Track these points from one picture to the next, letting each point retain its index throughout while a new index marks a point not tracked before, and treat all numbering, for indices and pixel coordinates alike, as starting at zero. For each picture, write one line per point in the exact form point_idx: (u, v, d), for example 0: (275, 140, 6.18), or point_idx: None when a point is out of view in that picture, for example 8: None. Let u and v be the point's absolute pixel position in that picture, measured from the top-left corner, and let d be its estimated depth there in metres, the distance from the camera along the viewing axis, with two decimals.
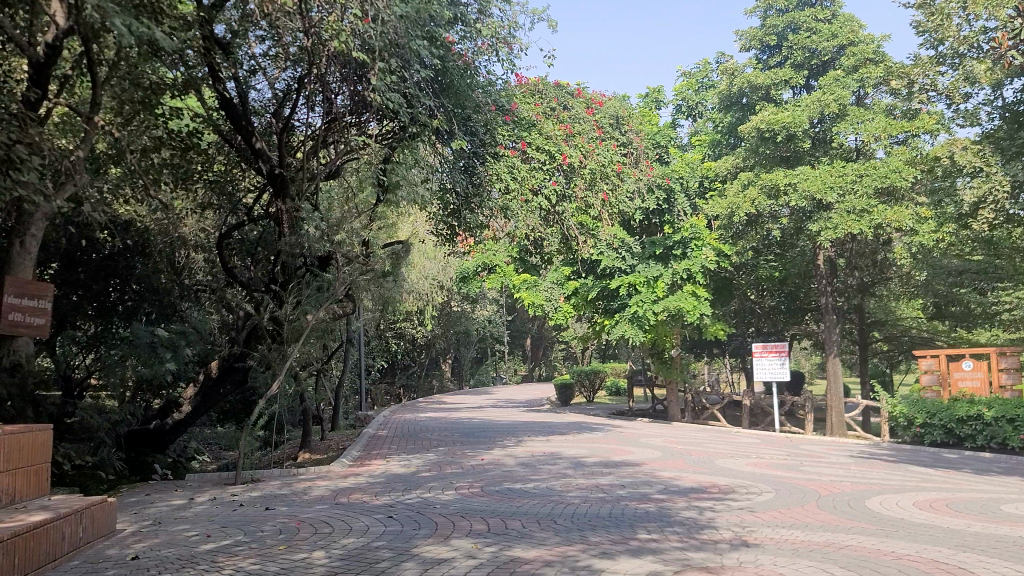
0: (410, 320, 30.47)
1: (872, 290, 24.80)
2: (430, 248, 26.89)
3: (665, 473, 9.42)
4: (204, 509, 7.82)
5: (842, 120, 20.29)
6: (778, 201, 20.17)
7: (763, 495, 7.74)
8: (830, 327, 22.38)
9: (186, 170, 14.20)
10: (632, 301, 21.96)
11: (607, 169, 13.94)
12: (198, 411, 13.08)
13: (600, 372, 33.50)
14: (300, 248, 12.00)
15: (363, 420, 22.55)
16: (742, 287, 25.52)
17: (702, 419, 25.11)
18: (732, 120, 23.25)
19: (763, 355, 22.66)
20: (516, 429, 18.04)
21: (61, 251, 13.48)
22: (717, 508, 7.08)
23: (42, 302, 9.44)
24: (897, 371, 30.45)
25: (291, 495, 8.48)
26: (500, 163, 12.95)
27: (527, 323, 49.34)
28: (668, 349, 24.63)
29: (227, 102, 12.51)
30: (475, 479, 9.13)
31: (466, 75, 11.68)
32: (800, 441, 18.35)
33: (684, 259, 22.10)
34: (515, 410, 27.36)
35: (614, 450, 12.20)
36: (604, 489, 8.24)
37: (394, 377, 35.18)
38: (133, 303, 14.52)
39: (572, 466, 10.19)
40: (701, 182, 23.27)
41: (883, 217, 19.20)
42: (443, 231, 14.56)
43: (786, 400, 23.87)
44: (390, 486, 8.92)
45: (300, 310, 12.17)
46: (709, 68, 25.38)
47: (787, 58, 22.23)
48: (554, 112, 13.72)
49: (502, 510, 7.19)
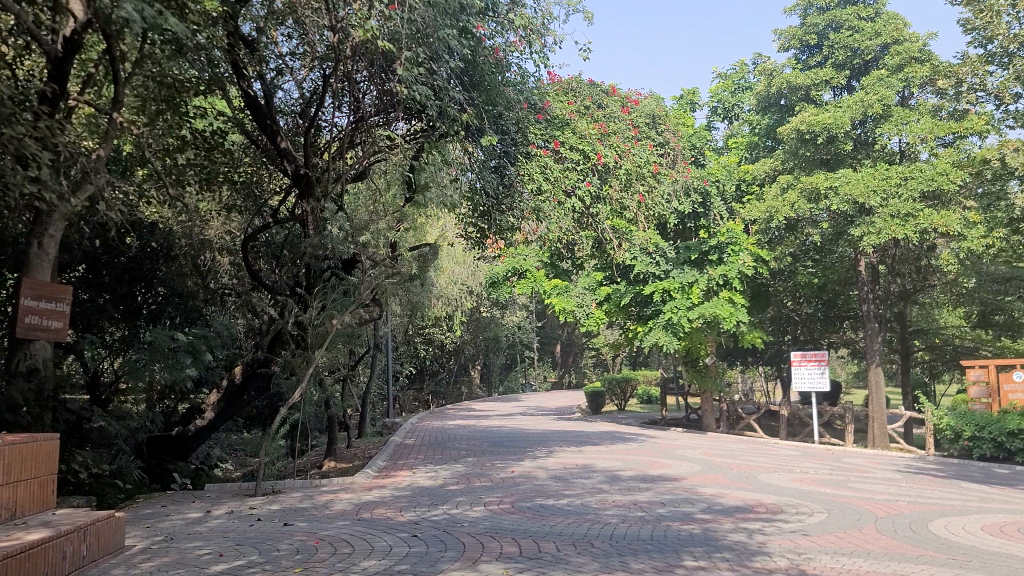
0: (439, 325, 30.09)
1: (915, 297, 24.00)
2: (461, 252, 26.54)
3: (706, 490, 8.87)
4: (219, 524, 7.41)
5: (886, 122, 19.59)
6: (819, 206, 19.53)
7: (816, 517, 7.17)
8: (872, 336, 21.63)
9: (211, 170, 13.88)
10: (666, 308, 21.43)
11: (643, 169, 13.36)
12: (220, 418, 12.74)
13: (632, 380, 32.89)
14: (326, 251, 11.60)
15: (392, 427, 22.19)
16: (779, 293, 24.85)
17: (738, 429, 24.45)
18: (770, 122, 22.65)
19: (802, 364, 21.96)
20: (547, 438, 17.56)
21: (85, 253, 13.14)
22: (768, 531, 6.55)
23: (60, 305, 9.15)
24: (940, 381, 29.52)
25: (311, 509, 8.05)
26: (532, 164, 12.48)
27: (558, 329, 48.82)
28: (703, 357, 24.01)
29: (252, 100, 12.16)
30: (505, 494, 8.65)
31: (497, 71, 11.29)
32: (843, 454, 17.66)
33: (721, 265, 21.53)
34: (546, 418, 26.85)
35: (650, 463, 11.67)
36: (643, 508, 7.71)
37: (423, 383, 34.80)
38: (158, 307, 14.24)
39: (608, 480, 9.68)
40: (738, 186, 22.66)
41: (929, 222, 18.48)
42: (473, 234, 14.13)
43: (825, 411, 23.14)
44: (415, 500, 8.47)
45: (325, 315, 11.62)
46: (745, 69, 24.79)
47: (828, 58, 21.60)
48: (589, 110, 13.19)
49: (534, 530, 6.70)
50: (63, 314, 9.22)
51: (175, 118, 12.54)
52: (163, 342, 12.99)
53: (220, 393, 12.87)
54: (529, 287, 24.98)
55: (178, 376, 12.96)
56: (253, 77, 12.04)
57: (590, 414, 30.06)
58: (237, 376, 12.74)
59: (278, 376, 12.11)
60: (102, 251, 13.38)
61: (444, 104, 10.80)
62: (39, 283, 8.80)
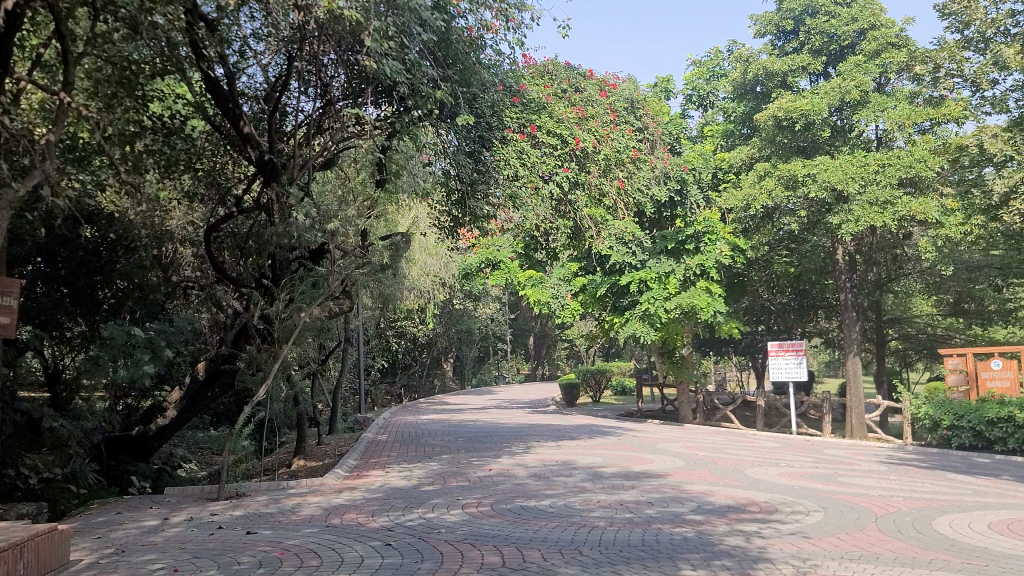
0: (411, 318, 29.55)
1: (890, 285, 23.88)
2: (433, 243, 26.00)
3: (694, 487, 8.47)
4: (177, 533, 6.89)
5: (863, 108, 19.34)
6: (796, 193, 19.22)
7: (814, 517, 6.79)
8: (850, 326, 21.41)
9: (172, 157, 13.26)
10: (643, 299, 21.11)
11: (622, 155, 13.02)
12: (184, 417, 12.17)
13: (607, 371, 32.59)
14: (294, 241, 11.00)
15: (363, 422, 21.65)
16: (755, 283, 24.59)
17: (714, 420, 24.20)
18: (745, 109, 22.33)
19: (779, 354, 21.70)
20: (523, 433, 17.15)
21: (39, 245, 12.64)
22: (766, 533, 6.15)
23: (7, 299, 8.37)
24: (913, 370, 29.52)
25: (278, 515, 7.55)
26: (508, 149, 11.96)
27: (531, 321, 48.40)
28: (679, 349, 23.72)
29: (213, 82, 11.49)
30: (484, 495, 8.20)
31: (473, 50, 10.79)
32: (824, 446, 17.43)
33: (698, 254, 21.04)
34: (520, 411, 26.41)
35: (631, 458, 11.29)
36: (630, 508, 7.28)
37: (395, 377, 34.22)
38: (118, 300, 13.72)
39: (590, 478, 9.26)
40: (714, 174, 22.31)
41: (907, 209, 18.29)
42: (446, 223, 13.60)
43: (802, 401, 22.93)
44: (388, 502, 7.98)
45: (292, 308, 11.01)
46: (720, 56, 24.44)
47: (804, 44, 21.32)
48: (566, 94, 12.75)
49: (517, 535, 6.26)
50: (11, 308, 8.41)
51: (132, 102, 11.91)
52: (120, 340, 12.28)
53: (183, 391, 12.31)
54: (504, 278, 24.58)
55: (136, 374, 12.31)
56: (214, 59, 11.33)
57: (564, 407, 29.69)
58: (200, 372, 12.22)
59: (244, 373, 11.54)
60: (59, 242, 12.89)
61: (414, 81, 10.25)
62: None
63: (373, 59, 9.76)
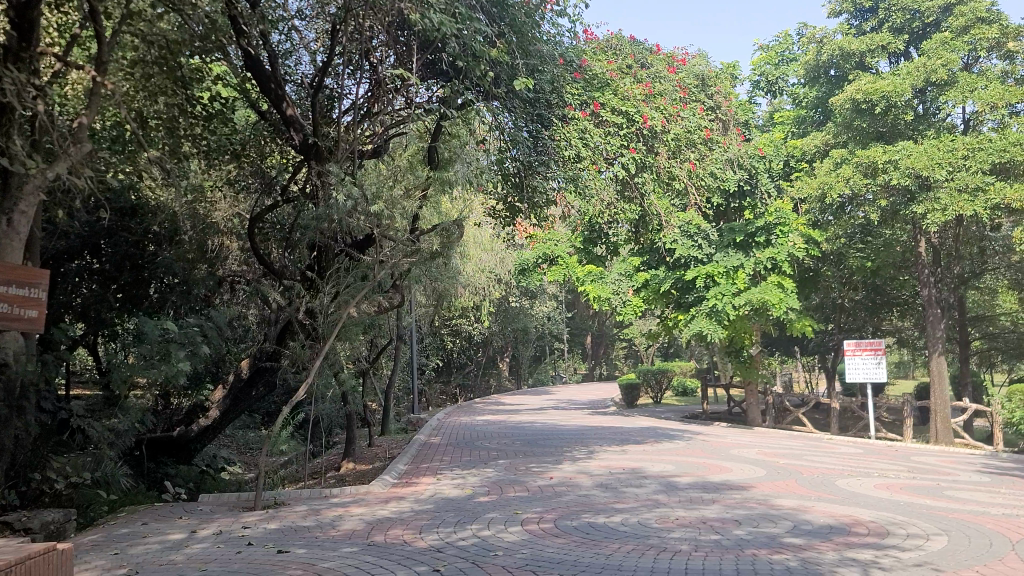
0: (466, 316, 28.77)
1: (975, 280, 22.32)
2: (489, 239, 25.19)
3: (785, 503, 7.44)
4: (202, 551, 6.11)
5: (950, 89, 17.89)
6: (876, 181, 17.88)
7: (939, 544, 5.73)
8: (935, 323, 19.97)
9: (216, 143, 12.65)
10: (710, 294, 20.00)
11: (693, 135, 11.90)
12: (226, 417, 11.57)
13: (668, 371, 31.42)
14: (342, 229, 10.21)
15: (417, 422, 20.88)
16: (828, 279, 23.24)
17: (785, 423, 22.92)
18: (818, 94, 21.06)
19: (856, 354, 20.32)
20: (586, 435, 16.21)
21: (81, 237, 12.29)
22: (888, 566, 5.12)
23: (37, 292, 6.96)
24: (998, 372, 27.72)
25: (315, 529, 6.75)
26: (569, 128, 11.07)
27: (588, 320, 47.28)
28: (748, 348, 22.47)
29: (255, 62, 10.77)
30: (546, 509, 7.28)
31: (533, 15, 10.09)
32: (910, 452, 16.10)
33: (769, 247, 19.91)
34: (580, 413, 25.42)
35: (707, 466, 10.26)
36: (716, 529, 6.29)
37: (450, 376, 33.49)
38: (160, 295, 13.18)
39: (664, 489, 8.28)
40: (786, 163, 21.08)
41: (1002, 197, 16.74)
42: (500, 212, 12.66)
43: (881, 403, 21.53)
44: (440, 516, 7.11)
45: (338, 302, 10.31)
46: (790, 39, 23.15)
47: (884, 23, 19.96)
48: (632, 69, 11.71)
49: (588, 562, 5.34)
50: (41, 303, 6.98)
51: (173, 86, 11.33)
52: (154, 335, 11.20)
53: (226, 390, 11.72)
54: (562, 274, 23.70)
55: (172, 371, 11.19)
56: (256, 36, 10.54)
57: (624, 408, 28.63)
58: (243, 370, 11.54)
59: (287, 371, 10.87)
60: (102, 233, 12.45)
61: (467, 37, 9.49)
62: (3, 266, 6.61)
63: (419, 11, 9.09)
